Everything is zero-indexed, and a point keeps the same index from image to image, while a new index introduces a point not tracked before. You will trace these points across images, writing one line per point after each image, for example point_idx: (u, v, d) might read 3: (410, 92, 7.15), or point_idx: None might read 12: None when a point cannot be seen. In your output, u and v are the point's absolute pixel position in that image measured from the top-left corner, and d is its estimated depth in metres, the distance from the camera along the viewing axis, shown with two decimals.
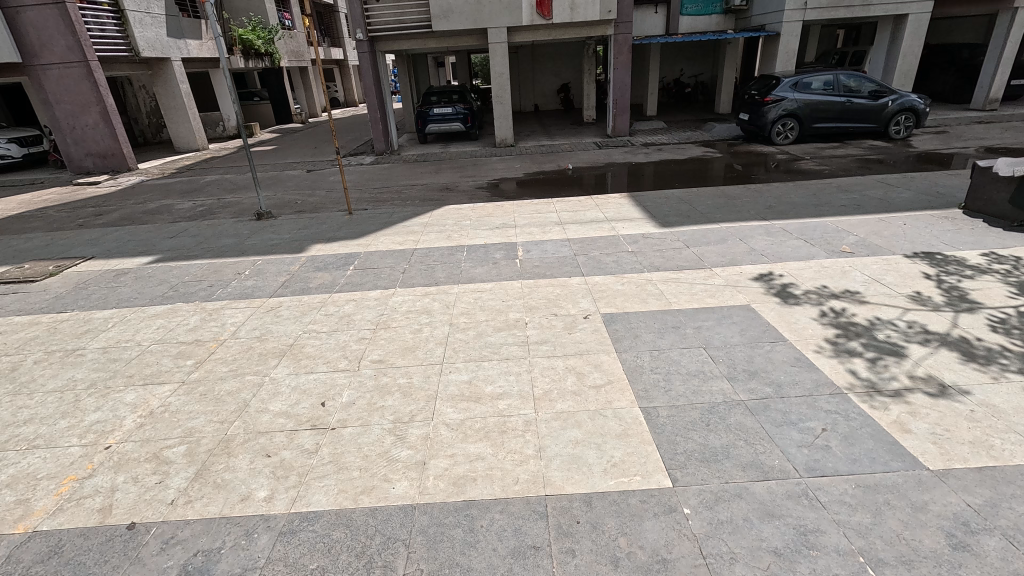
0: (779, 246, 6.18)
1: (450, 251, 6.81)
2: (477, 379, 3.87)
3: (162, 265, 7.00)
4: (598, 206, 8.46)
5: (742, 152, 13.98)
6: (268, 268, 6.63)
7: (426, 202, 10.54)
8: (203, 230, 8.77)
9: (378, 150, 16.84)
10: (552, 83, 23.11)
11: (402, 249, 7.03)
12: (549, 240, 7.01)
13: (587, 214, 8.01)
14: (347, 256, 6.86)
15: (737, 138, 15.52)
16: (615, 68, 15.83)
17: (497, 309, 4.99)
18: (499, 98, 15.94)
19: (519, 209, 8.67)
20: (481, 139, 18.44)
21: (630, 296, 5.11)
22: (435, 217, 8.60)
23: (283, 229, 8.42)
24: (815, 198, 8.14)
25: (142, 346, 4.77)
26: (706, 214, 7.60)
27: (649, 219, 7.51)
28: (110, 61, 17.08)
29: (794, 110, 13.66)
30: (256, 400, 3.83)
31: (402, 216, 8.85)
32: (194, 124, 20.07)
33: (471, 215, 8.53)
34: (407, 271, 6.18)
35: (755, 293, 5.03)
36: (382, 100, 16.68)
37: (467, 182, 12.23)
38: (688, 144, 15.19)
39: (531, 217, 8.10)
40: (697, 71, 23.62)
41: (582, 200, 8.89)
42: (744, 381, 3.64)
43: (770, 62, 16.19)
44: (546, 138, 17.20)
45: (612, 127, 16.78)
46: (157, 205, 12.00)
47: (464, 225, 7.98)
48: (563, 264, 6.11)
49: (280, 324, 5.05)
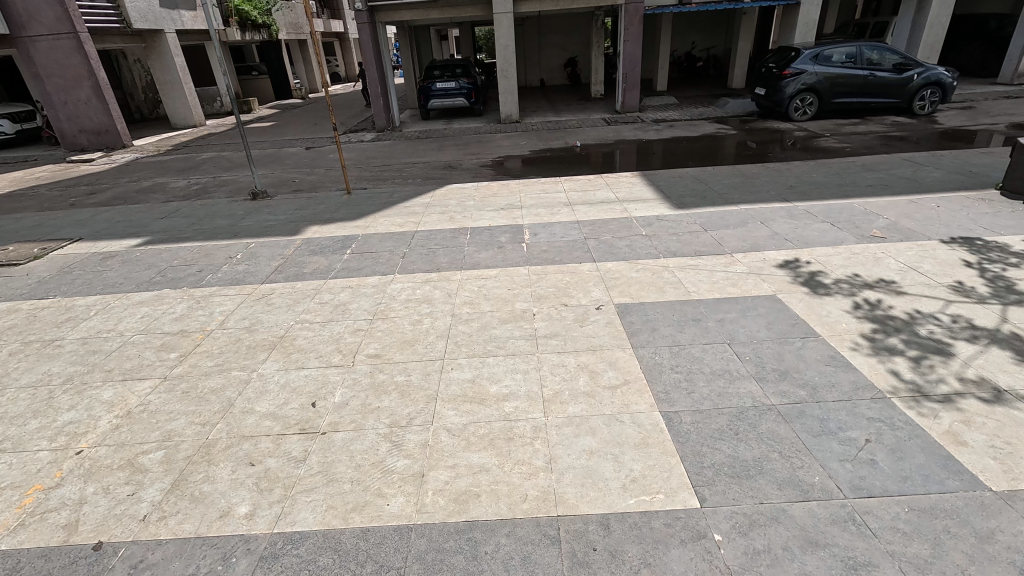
0: (804, 230, 5.77)
1: (452, 234, 6.45)
2: (481, 378, 3.55)
3: (151, 248, 6.69)
4: (608, 185, 8.04)
5: (758, 129, 13.39)
6: (262, 252, 6.30)
7: (428, 181, 10.12)
8: (197, 210, 8.42)
9: (379, 126, 16.29)
10: (559, 56, 22.32)
11: (402, 231, 6.68)
12: (557, 222, 6.64)
13: (597, 194, 7.62)
14: (344, 239, 6.51)
15: (752, 114, 14.89)
16: (626, 39, 15.12)
17: (503, 298, 4.66)
18: (504, 72, 15.32)
19: (525, 189, 8.26)
20: (486, 115, 17.86)
21: (645, 285, 4.75)
22: (437, 197, 8.21)
23: (279, 209, 8.06)
24: (839, 177, 7.68)
25: (125, 337, 4.48)
26: (722, 194, 7.19)
27: (664, 200, 7.10)
28: (101, 33, 16.51)
29: (814, 85, 13.03)
30: (241, 399, 3.53)
31: (403, 195, 8.47)
32: (190, 98, 19.53)
33: (475, 195, 8.14)
34: (407, 256, 5.83)
35: (780, 282, 4.67)
36: (383, 74, 16.08)
37: (471, 159, 11.78)
38: (700, 121, 14.58)
39: (538, 197, 7.70)
40: (710, 44, 22.75)
41: (590, 180, 8.47)
42: (774, 383, 3.31)
43: (788, 33, 15.42)
44: (553, 114, 16.60)
45: (621, 102, 16.15)
46: (151, 183, 11.63)
47: (467, 205, 7.61)
48: (573, 248, 5.75)
49: (271, 313, 4.73)
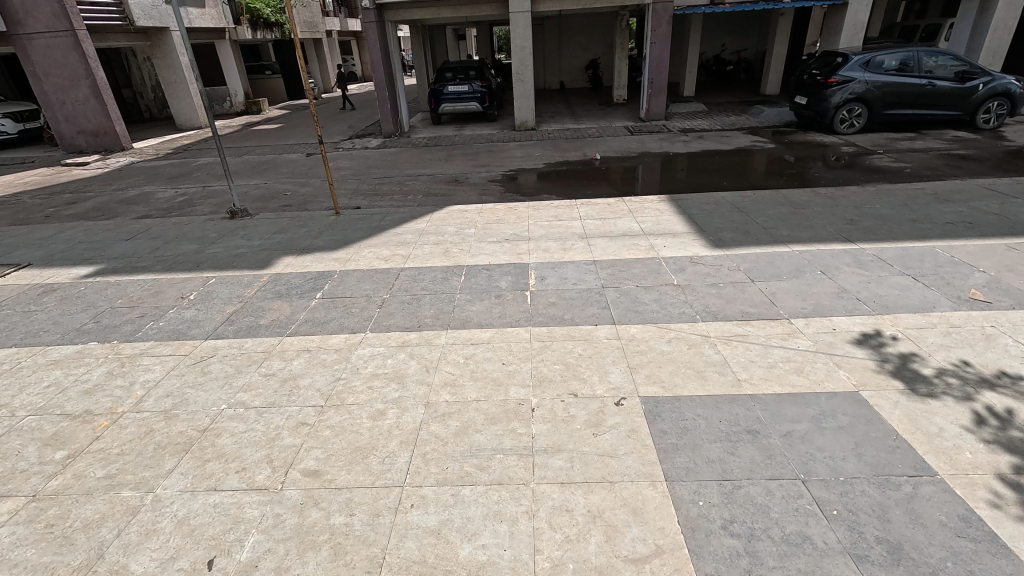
0: (879, 285, 4.61)
1: (444, 275, 5.40)
2: (450, 530, 2.50)
3: (99, 281, 5.81)
4: (631, 212, 6.98)
5: (798, 142, 12.10)
6: (220, 291, 5.37)
7: (429, 199, 9.13)
8: (167, 230, 7.53)
9: (386, 132, 15.35)
10: (580, 58, 21.19)
11: (386, 268, 5.68)
12: (570, 262, 5.56)
13: (618, 224, 6.54)
14: (318, 277, 5.53)
15: (790, 124, 13.60)
16: (653, 41, 13.92)
17: (494, 380, 3.61)
18: (521, 75, 14.24)
19: (534, 214, 7.21)
20: (500, 120, 16.84)
21: (680, 367, 3.65)
22: (435, 221, 7.20)
23: (256, 232, 7.13)
24: (907, 209, 6.48)
25: (12, 420, 3.53)
26: (769, 229, 6.05)
27: (700, 236, 5.98)
28: (104, 31, 15.92)
29: (864, 94, 11.69)
30: (118, 545, 2.54)
31: (397, 218, 7.49)
32: (196, 99, 18.90)
33: (478, 221, 7.10)
34: (385, 305, 4.80)
35: (863, 369, 3.52)
36: (392, 77, 15.16)
37: (479, 172, 10.75)
38: (732, 131, 13.34)
39: (549, 227, 6.64)
40: (741, 47, 21.44)
41: (610, 205, 7.40)
42: (885, 571, 2.19)
43: (831, 36, 14.04)
44: (572, 121, 15.48)
45: (645, 110, 14.97)
46: (137, 193, 10.87)
47: (467, 235, 6.59)
48: (587, 300, 4.69)
49: (201, 390, 3.75)
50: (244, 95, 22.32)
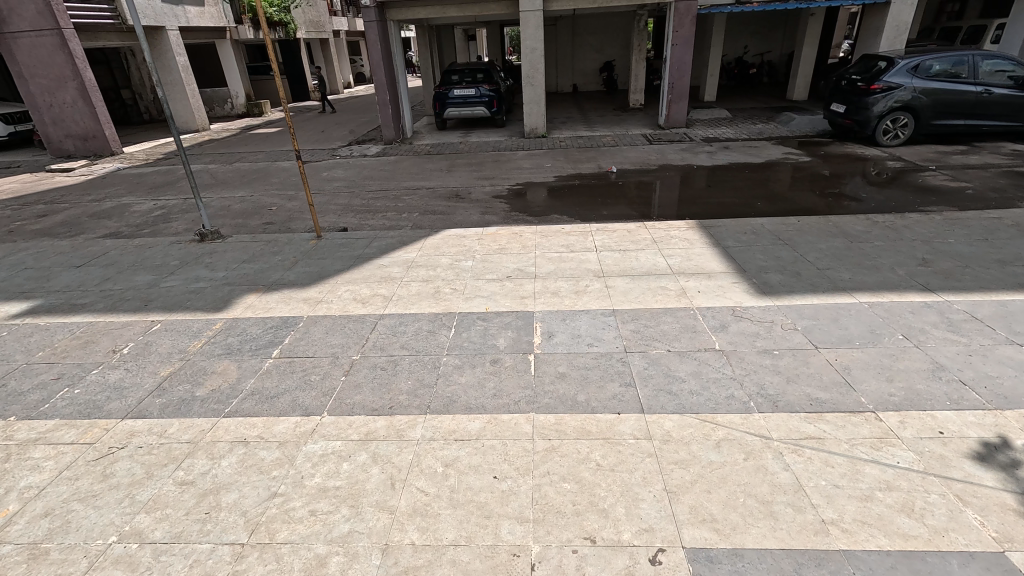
0: (986, 360, 3.57)
1: (430, 327, 4.44)
2: None
3: (26, 324, 4.93)
4: (654, 243, 6.01)
5: (835, 154, 10.99)
6: (160, 343, 4.46)
7: (425, 219, 8.21)
8: (125, 255, 6.66)
9: (387, 138, 14.45)
10: (594, 60, 20.20)
11: (363, 314, 4.75)
12: (583, 311, 4.59)
13: (640, 259, 5.57)
14: (278, 326, 4.61)
15: (824, 133, 12.50)
16: (675, 43, 12.87)
17: (482, 509, 2.63)
18: (530, 79, 13.27)
19: (542, 243, 6.26)
20: (509, 125, 15.91)
21: (738, 495, 2.64)
22: (427, 249, 6.27)
23: (221, 261, 6.22)
24: (989, 244, 5.42)
25: None
26: (824, 271, 5.03)
27: (740, 278, 4.99)
28: (95, 30, 15.22)
29: (910, 102, 10.56)
30: None
31: (385, 243, 6.57)
32: (193, 101, 18.17)
33: (477, 250, 6.15)
34: (353, 373, 3.87)
35: (1001, 510, 2.48)
36: (393, 79, 14.27)
37: (482, 186, 9.81)
38: (759, 141, 12.26)
39: (558, 260, 5.67)
40: (764, 49, 20.36)
41: (629, 232, 6.43)
42: None
43: (869, 38, 12.88)
44: (585, 128, 14.50)
45: (664, 116, 13.94)
46: (114, 205, 10.06)
47: (461, 268, 5.64)
48: (607, 371, 3.71)
49: (91, 506, 2.81)
50: (246, 96, 21.71)
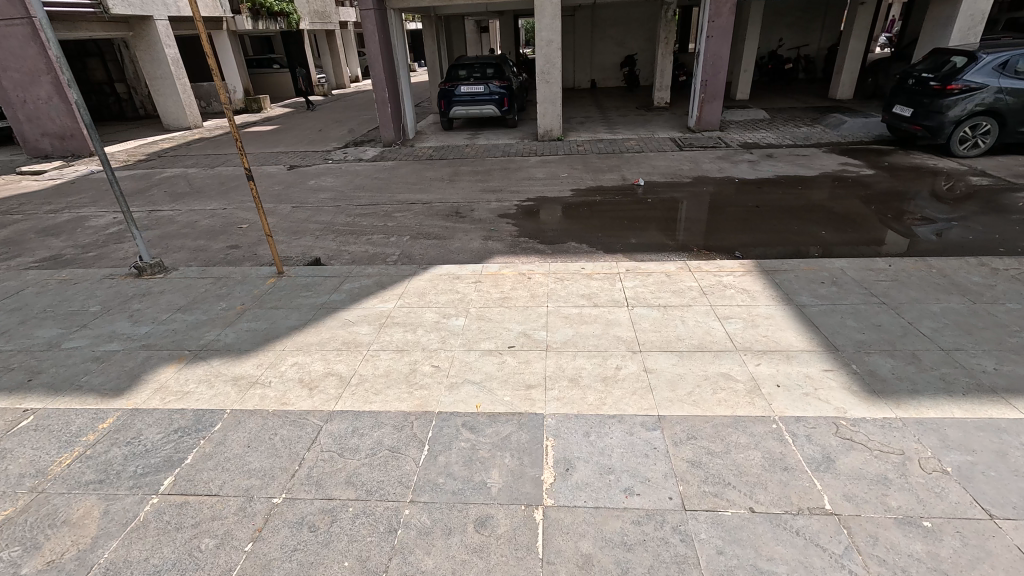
0: None
1: (394, 443, 3.10)
2: None
3: None
4: (704, 297, 4.61)
5: (901, 165, 9.41)
6: (14, 456, 3.16)
7: (416, 245, 6.89)
8: (41, 294, 5.42)
9: (386, 140, 13.10)
10: (616, 53, 18.64)
11: (306, 413, 3.41)
12: (615, 418, 3.21)
13: (687, 325, 4.19)
14: (185, 432, 3.30)
15: (882, 139, 10.90)
16: (710, 34, 11.30)
17: None
18: (545, 75, 11.82)
19: (556, 291, 4.90)
20: (521, 125, 14.51)
21: None
22: (410, 296, 4.94)
23: (152, 308, 4.96)
24: None
25: None
26: (956, 356, 3.58)
27: (834, 364, 3.59)
28: (75, 20, 14.09)
29: (995, 105, 8.96)
30: None
31: (359, 286, 5.24)
32: (184, 97, 17.03)
33: (472, 300, 4.80)
34: (264, 540, 2.53)
35: None
36: (393, 75, 12.90)
37: (487, 202, 8.45)
38: (807, 147, 10.70)
39: (578, 322, 4.32)
40: (801, 42, 18.69)
41: (668, 277, 5.05)
42: None
43: (936, 30, 11.21)
44: (606, 130, 13.03)
45: (695, 118, 12.40)
46: (70, 218, 8.88)
47: (449, 331, 4.29)
48: (660, 558, 2.33)
49: None
50: (245, 91, 20.60)
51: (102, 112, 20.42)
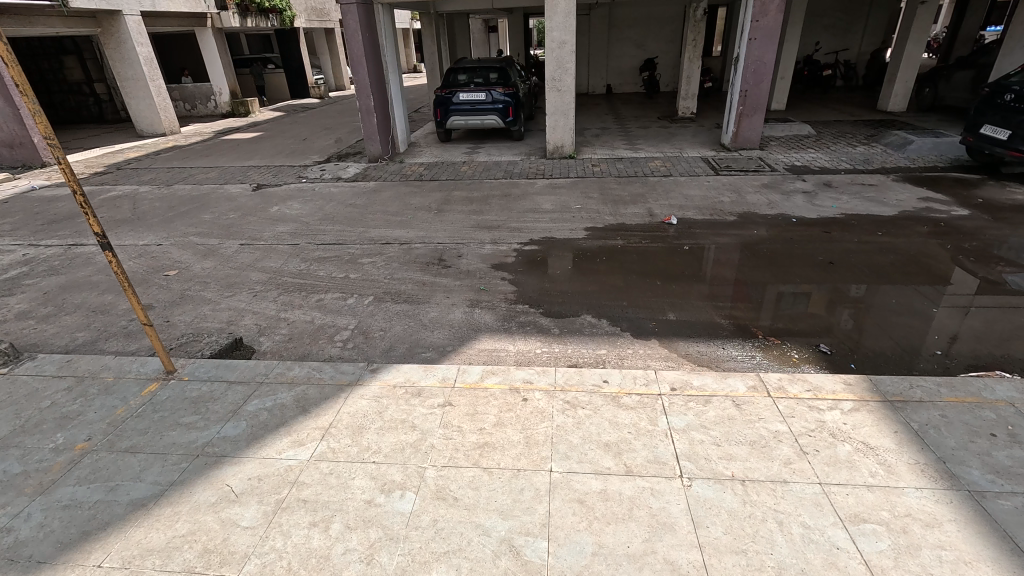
0: None
1: None
2: None
3: None
4: (806, 465, 2.84)
5: (997, 202, 7.54)
6: None
7: (379, 313, 5.18)
8: None
9: (372, 154, 11.43)
10: (635, 56, 16.83)
11: None
12: None
13: (791, 541, 2.41)
14: None
15: (961, 166, 9.03)
16: (753, 37, 9.49)
17: None
18: (556, 82, 10.04)
19: (566, 432, 3.15)
20: (528, 138, 12.78)
21: None
22: (339, 437, 3.19)
23: None
24: None
25: None
26: None
27: None
28: (31, 14, 12.58)
29: None
30: None
31: (269, 408, 3.50)
32: (159, 100, 15.50)
33: (433, 450, 3.05)
34: None
35: None
36: (380, 80, 11.19)
37: (479, 244, 6.74)
38: (871, 173, 8.85)
39: (603, 521, 2.56)
40: (841, 45, 16.80)
41: (738, 410, 3.28)
42: None
43: None
44: (625, 146, 11.26)
45: (732, 134, 10.58)
46: None
47: (384, 532, 2.54)
48: None
49: None
50: (231, 93, 19.07)
51: (78, 114, 18.98)
